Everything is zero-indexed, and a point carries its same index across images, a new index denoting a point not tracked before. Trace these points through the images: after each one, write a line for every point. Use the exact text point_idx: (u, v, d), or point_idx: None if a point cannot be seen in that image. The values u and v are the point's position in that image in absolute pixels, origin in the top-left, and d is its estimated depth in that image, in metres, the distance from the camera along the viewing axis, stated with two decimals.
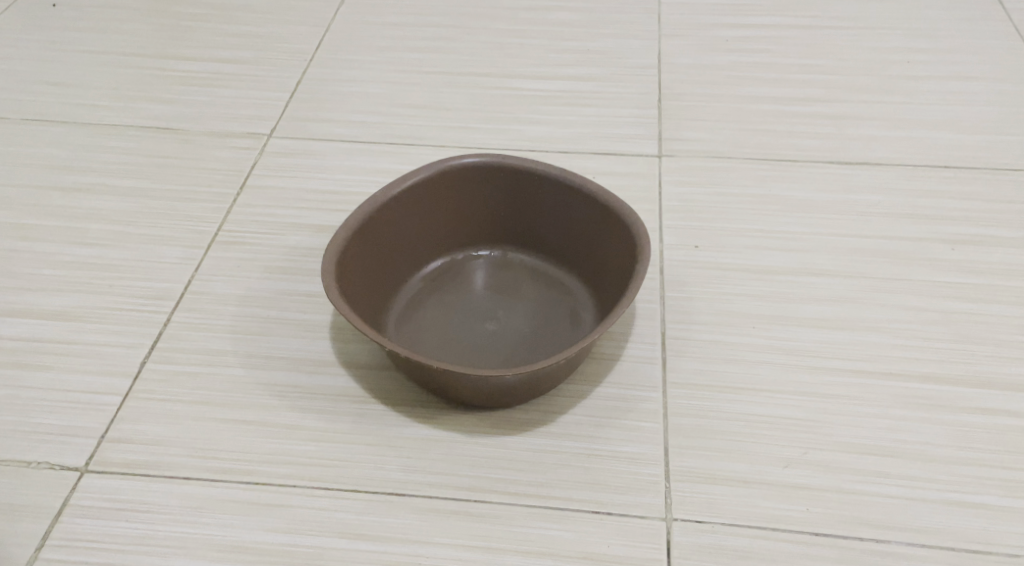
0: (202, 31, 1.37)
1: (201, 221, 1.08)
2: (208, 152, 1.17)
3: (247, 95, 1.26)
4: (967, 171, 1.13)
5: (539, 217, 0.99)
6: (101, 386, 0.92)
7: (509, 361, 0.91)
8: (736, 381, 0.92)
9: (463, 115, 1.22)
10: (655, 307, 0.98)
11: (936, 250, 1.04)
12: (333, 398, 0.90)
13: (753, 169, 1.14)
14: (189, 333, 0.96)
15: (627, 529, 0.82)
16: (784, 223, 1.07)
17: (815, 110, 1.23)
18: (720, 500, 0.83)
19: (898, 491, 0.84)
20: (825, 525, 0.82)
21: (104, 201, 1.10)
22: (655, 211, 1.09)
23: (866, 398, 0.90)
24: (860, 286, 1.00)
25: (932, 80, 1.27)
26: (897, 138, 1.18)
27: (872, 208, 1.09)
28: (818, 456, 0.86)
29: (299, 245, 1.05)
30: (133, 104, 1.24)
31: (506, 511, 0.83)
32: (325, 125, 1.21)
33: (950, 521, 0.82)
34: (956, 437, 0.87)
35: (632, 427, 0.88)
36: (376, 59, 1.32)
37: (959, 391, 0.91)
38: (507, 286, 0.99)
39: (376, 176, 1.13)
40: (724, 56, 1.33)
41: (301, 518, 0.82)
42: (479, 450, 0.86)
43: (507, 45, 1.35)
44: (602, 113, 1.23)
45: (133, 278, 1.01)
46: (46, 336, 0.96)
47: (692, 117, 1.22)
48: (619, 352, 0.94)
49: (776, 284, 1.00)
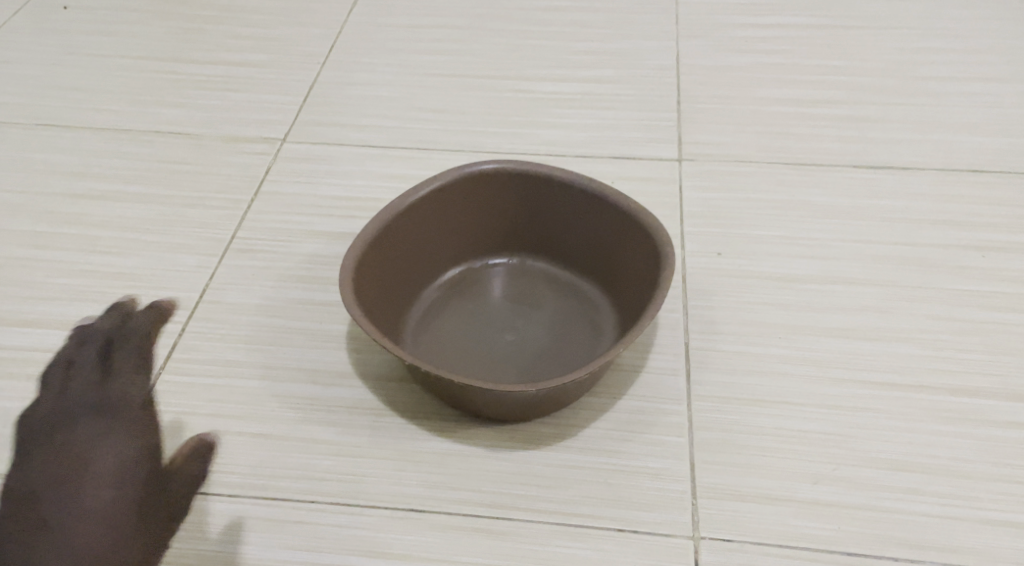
0: (215, 33, 1.35)
1: (214, 228, 1.06)
2: (221, 157, 1.15)
3: (260, 98, 1.24)
4: (995, 176, 1.10)
5: (559, 223, 0.97)
6: (115, 399, 0.90)
7: (529, 372, 0.89)
8: (762, 393, 0.90)
9: (478, 119, 1.20)
10: (677, 316, 0.96)
11: (967, 257, 1.01)
12: (351, 410, 0.89)
13: (776, 174, 1.12)
14: (203, 344, 0.94)
15: (652, 548, 0.80)
16: (809, 229, 1.05)
17: (838, 113, 1.20)
18: (748, 518, 0.82)
19: (932, 509, 0.82)
20: (856, 545, 0.80)
21: (117, 208, 1.08)
22: (676, 216, 1.07)
23: (895, 411, 0.88)
24: (887, 295, 0.98)
25: (955, 81, 1.25)
26: (923, 141, 1.16)
27: (898, 213, 1.06)
28: (848, 472, 0.84)
29: (315, 252, 1.03)
30: (146, 108, 1.22)
31: (529, 529, 0.81)
32: (339, 129, 1.19)
33: (986, 541, 0.81)
34: (990, 451, 0.86)
35: (656, 442, 0.86)
36: (390, 62, 1.30)
37: (992, 404, 0.89)
38: (526, 295, 0.97)
39: (391, 182, 1.11)
40: (744, 57, 1.30)
41: (319, 535, 0.81)
42: (501, 465, 0.85)
43: (523, 46, 1.32)
44: (620, 116, 1.21)
45: (146, 287, 1.00)
46: (59, 347, 0.94)
47: (713, 120, 1.20)
48: (640, 363, 0.92)
49: (802, 293, 0.98)
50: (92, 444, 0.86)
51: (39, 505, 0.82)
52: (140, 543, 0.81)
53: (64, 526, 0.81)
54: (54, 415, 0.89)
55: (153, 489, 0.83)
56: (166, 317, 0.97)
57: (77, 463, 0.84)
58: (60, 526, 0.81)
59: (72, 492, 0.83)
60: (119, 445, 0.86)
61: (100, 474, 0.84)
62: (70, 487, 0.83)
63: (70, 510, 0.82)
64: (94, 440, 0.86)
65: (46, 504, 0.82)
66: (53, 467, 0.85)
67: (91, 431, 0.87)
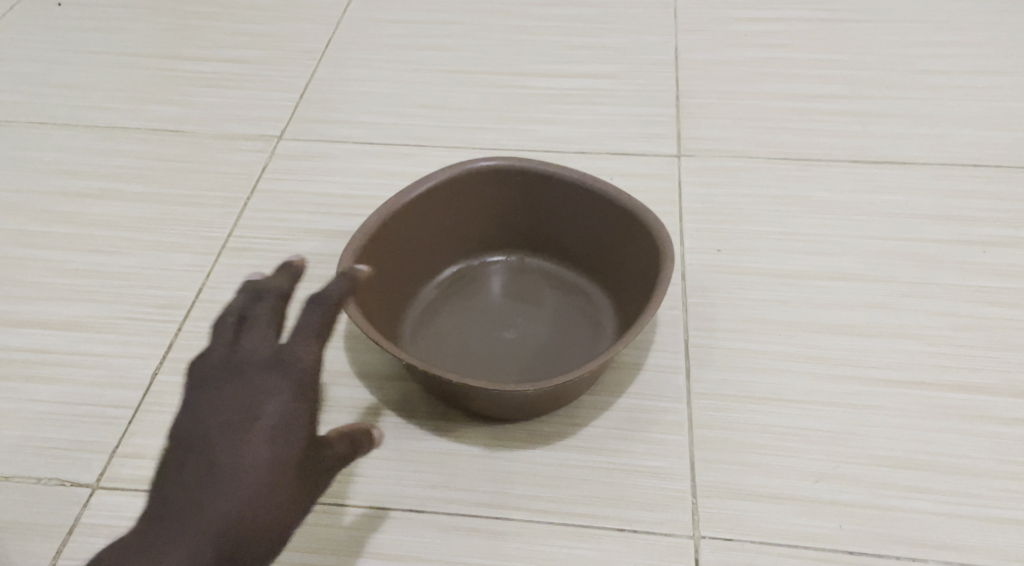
0: (210, 30, 1.34)
1: (211, 226, 1.05)
2: (217, 155, 1.14)
3: (257, 95, 1.23)
4: (996, 170, 1.10)
5: (558, 221, 0.96)
6: (112, 399, 0.89)
7: (527, 371, 0.89)
8: (763, 391, 0.89)
9: (476, 115, 1.20)
10: (677, 314, 0.96)
11: (968, 253, 1.01)
12: (349, 410, 0.88)
13: (776, 169, 1.11)
14: (199, 344, 0.94)
15: (653, 547, 0.80)
16: (809, 225, 1.04)
17: (838, 107, 1.20)
18: (749, 517, 0.81)
19: (935, 506, 0.82)
20: (857, 543, 0.80)
21: (112, 206, 1.08)
22: (675, 213, 1.06)
23: (896, 408, 0.88)
24: (888, 291, 0.97)
25: (955, 75, 1.24)
26: (924, 136, 1.15)
27: (899, 208, 1.06)
28: (850, 470, 0.84)
29: (312, 250, 1.02)
30: (141, 105, 1.21)
31: (528, 529, 0.81)
32: (336, 127, 1.18)
33: (988, 539, 0.80)
34: (992, 448, 0.85)
35: (656, 440, 0.86)
36: (387, 58, 1.29)
37: (994, 400, 0.88)
38: (525, 292, 0.96)
39: (388, 179, 1.11)
40: (743, 52, 1.29)
41: (317, 536, 0.80)
42: (500, 465, 0.84)
43: (520, 42, 1.32)
44: (619, 112, 1.20)
45: (143, 287, 0.99)
46: (55, 348, 0.93)
47: (712, 115, 1.19)
48: (640, 361, 0.92)
49: (802, 289, 0.98)
50: (260, 399, 0.71)
51: (168, 463, 0.70)
52: (300, 501, 0.71)
53: (213, 488, 0.68)
54: (223, 372, 0.72)
55: (310, 447, 0.72)
56: None
57: (237, 418, 0.70)
58: (199, 490, 0.68)
59: (245, 456, 0.69)
60: (280, 401, 0.71)
61: (265, 432, 0.70)
62: (218, 446, 0.69)
63: (218, 472, 0.69)
64: (262, 395, 0.71)
65: (175, 465, 0.69)
66: (199, 427, 0.70)
67: (263, 389, 0.71)
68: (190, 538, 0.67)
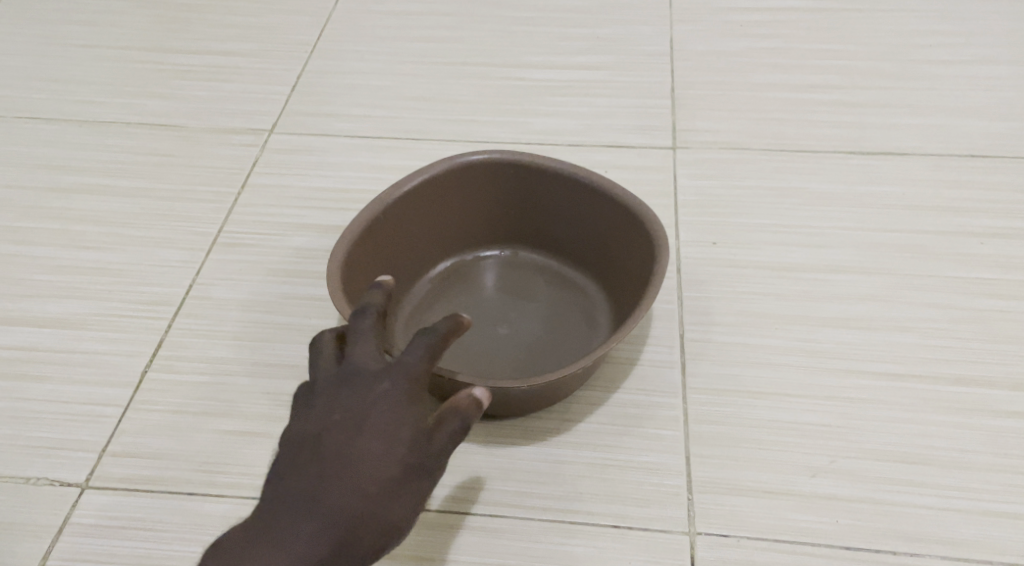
0: (200, 22, 1.33)
1: (201, 221, 1.04)
2: (207, 149, 1.13)
3: (247, 88, 1.22)
4: (993, 160, 1.09)
5: (552, 215, 0.95)
6: (101, 398, 0.89)
7: (521, 367, 0.88)
8: (759, 385, 0.88)
9: (469, 107, 1.19)
10: (672, 307, 0.95)
11: (965, 244, 1.00)
12: None
13: (771, 160, 1.10)
14: (189, 340, 0.93)
15: (648, 545, 0.79)
16: (806, 217, 1.03)
17: (834, 98, 1.19)
18: (745, 513, 0.81)
19: (932, 501, 0.81)
20: (854, 538, 0.79)
21: (102, 202, 1.07)
22: (670, 206, 1.05)
23: (893, 402, 0.87)
24: (885, 283, 0.96)
25: (952, 64, 1.23)
26: (921, 126, 1.14)
27: (896, 199, 1.05)
28: (846, 465, 0.83)
29: (304, 246, 1.01)
30: (131, 99, 1.20)
31: (523, 527, 0.80)
32: (327, 120, 1.17)
33: (985, 533, 0.79)
34: (990, 442, 0.84)
35: (652, 436, 0.85)
36: (379, 50, 1.28)
37: (991, 393, 0.87)
38: (519, 287, 0.95)
39: (381, 173, 1.10)
40: (739, 42, 1.28)
41: None
42: (495, 462, 0.83)
43: (514, 33, 1.30)
44: (613, 103, 1.19)
45: (132, 283, 0.98)
46: (43, 346, 0.93)
47: (707, 106, 1.18)
48: (635, 356, 0.91)
49: (799, 282, 0.97)
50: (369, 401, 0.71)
51: (284, 466, 0.70)
52: (407, 504, 0.70)
53: (329, 489, 0.68)
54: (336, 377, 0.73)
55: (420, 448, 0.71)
56: (250, 276, 0.98)
57: (355, 418, 0.70)
58: (319, 491, 0.68)
59: (354, 456, 0.69)
60: (395, 401, 0.71)
61: (377, 430, 0.70)
62: (335, 447, 0.69)
63: (329, 470, 0.69)
64: (371, 396, 0.71)
65: (292, 468, 0.69)
66: (318, 431, 0.70)
67: (373, 390, 0.71)
68: (308, 539, 0.67)
